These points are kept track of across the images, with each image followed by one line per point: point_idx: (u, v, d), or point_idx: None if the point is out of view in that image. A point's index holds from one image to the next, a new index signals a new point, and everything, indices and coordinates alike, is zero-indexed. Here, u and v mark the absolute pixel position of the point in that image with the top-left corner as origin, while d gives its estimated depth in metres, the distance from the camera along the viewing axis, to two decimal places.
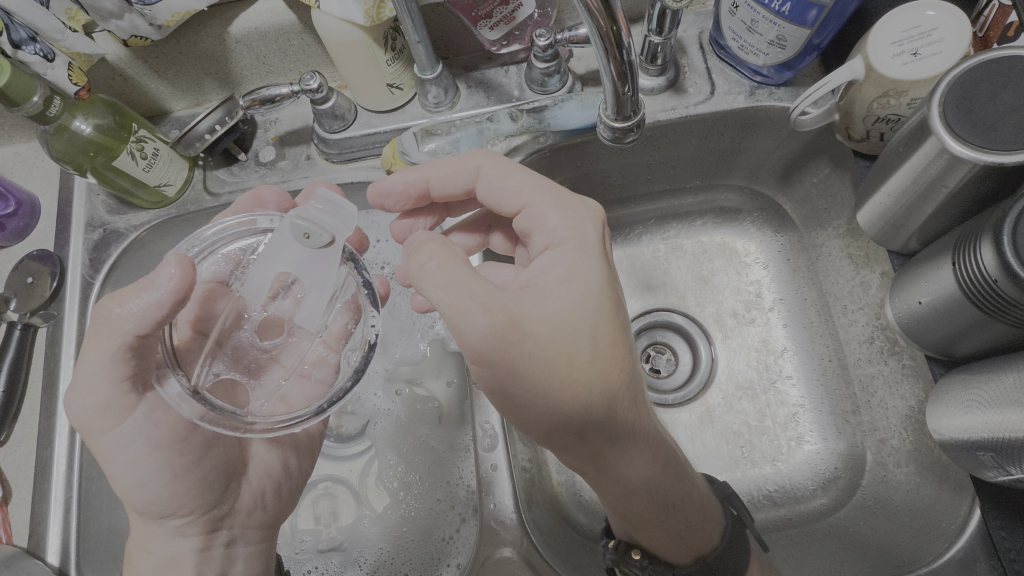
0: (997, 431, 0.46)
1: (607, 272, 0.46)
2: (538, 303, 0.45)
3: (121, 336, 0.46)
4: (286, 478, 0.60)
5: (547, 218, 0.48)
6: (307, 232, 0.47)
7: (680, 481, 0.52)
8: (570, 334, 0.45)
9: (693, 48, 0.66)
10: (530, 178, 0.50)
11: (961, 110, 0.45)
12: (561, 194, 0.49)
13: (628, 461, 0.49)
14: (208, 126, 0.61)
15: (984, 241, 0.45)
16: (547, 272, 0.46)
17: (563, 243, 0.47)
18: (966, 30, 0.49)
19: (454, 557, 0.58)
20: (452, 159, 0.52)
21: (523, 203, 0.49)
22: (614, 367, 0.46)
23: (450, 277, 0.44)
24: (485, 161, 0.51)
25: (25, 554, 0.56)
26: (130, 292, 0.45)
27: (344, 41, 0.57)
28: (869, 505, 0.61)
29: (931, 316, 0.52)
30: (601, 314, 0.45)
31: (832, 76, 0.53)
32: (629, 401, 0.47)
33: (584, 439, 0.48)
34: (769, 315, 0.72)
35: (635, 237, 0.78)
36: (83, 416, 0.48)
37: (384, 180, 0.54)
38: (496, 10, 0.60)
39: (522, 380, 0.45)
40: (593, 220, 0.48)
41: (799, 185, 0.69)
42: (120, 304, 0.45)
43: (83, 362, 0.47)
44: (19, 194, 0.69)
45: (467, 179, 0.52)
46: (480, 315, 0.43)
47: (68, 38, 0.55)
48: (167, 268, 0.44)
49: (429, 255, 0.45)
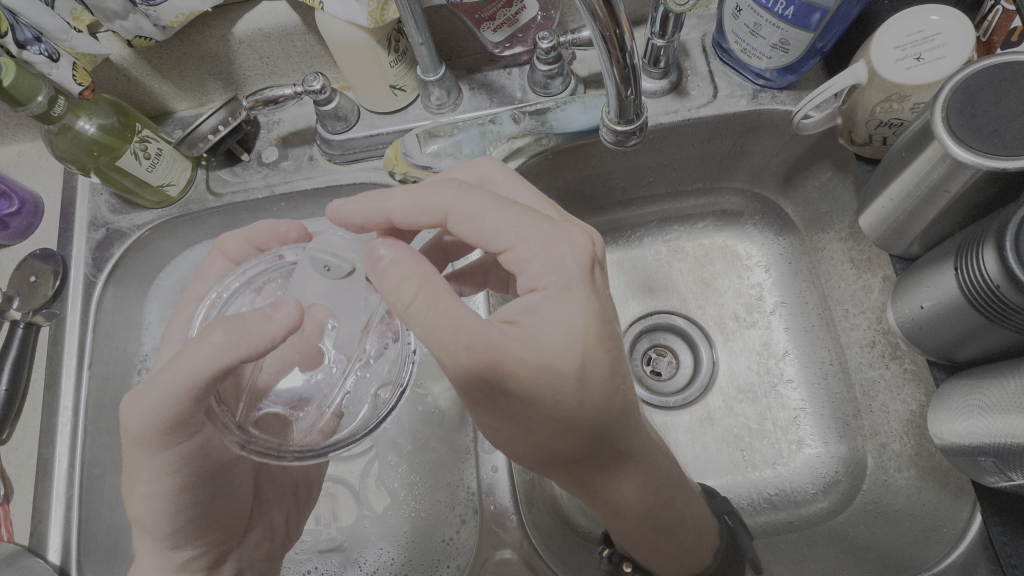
0: (998, 436, 0.46)
1: (595, 313, 0.44)
2: (522, 346, 0.43)
3: (225, 365, 0.42)
4: (278, 510, 0.59)
5: (531, 261, 0.45)
6: (328, 264, 0.48)
7: (674, 502, 0.52)
8: (557, 381, 0.43)
9: (695, 51, 0.66)
10: (509, 215, 0.46)
11: (963, 115, 0.45)
12: (544, 231, 0.45)
13: (618, 486, 0.49)
14: (211, 126, 0.61)
15: (987, 246, 0.45)
16: (530, 314, 0.44)
17: (548, 286, 0.44)
18: (970, 35, 0.49)
19: (454, 558, 0.58)
20: (415, 199, 0.48)
21: (503, 243, 0.46)
22: (600, 405, 0.45)
23: (436, 319, 0.42)
24: (454, 201, 0.47)
25: (26, 552, 0.56)
26: (247, 323, 0.43)
27: (348, 42, 0.57)
28: (869, 509, 0.61)
29: (932, 322, 0.52)
30: (588, 357, 0.43)
31: (834, 80, 0.53)
32: (619, 433, 0.47)
33: (572, 465, 0.48)
34: (770, 318, 0.72)
35: (637, 239, 0.78)
36: (139, 431, 0.44)
37: (342, 203, 0.50)
38: (499, 12, 0.60)
39: (508, 414, 0.45)
40: (579, 256, 0.45)
41: (800, 189, 0.69)
42: (234, 332, 0.42)
43: (162, 377, 0.43)
44: (22, 194, 0.69)
45: (437, 221, 0.48)
46: (465, 361, 0.42)
47: (72, 39, 0.56)
48: (287, 305, 0.44)
49: (415, 295, 0.42)
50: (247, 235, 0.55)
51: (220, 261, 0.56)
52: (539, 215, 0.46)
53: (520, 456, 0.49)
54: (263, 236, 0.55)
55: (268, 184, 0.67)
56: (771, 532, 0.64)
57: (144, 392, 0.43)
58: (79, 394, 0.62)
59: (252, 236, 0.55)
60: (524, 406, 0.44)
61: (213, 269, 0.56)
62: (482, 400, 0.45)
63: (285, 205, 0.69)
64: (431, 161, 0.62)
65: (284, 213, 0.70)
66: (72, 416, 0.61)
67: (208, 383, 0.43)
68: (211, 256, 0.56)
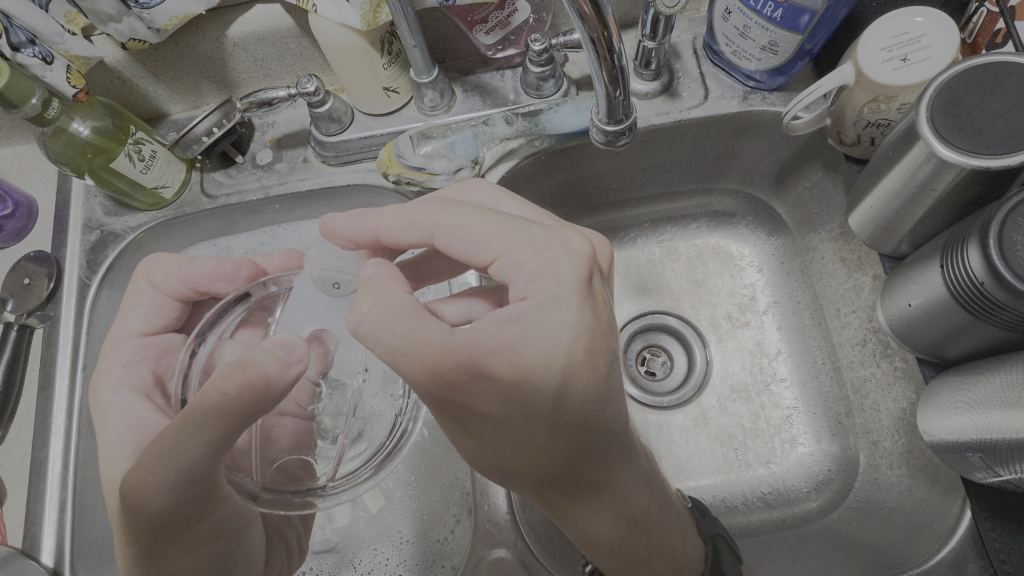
0: (985, 432, 0.47)
1: (583, 327, 0.43)
2: (502, 360, 0.42)
3: (243, 422, 0.42)
4: (286, 525, 0.57)
5: (520, 267, 0.44)
6: (336, 281, 0.50)
7: (651, 534, 0.51)
8: (531, 397, 0.43)
9: (686, 53, 0.67)
10: (497, 224, 0.45)
11: (947, 115, 0.46)
12: (534, 237, 0.44)
13: (590, 516, 0.49)
14: (206, 128, 0.61)
15: (971, 245, 0.45)
16: (513, 325, 0.43)
17: (536, 295, 0.43)
18: (954, 36, 0.50)
19: (448, 559, 0.59)
20: (401, 216, 0.48)
21: (492, 253, 0.45)
22: (573, 433, 0.45)
23: (397, 338, 0.41)
24: (439, 216, 0.46)
25: (18, 555, 0.56)
26: (268, 373, 0.42)
27: (342, 45, 0.57)
28: (861, 507, 0.61)
29: (920, 319, 0.53)
30: (568, 378, 0.43)
31: (822, 81, 0.54)
32: (593, 460, 0.47)
33: (540, 487, 0.48)
34: (764, 318, 0.73)
35: (630, 240, 0.79)
36: (154, 507, 0.42)
37: (334, 216, 0.49)
38: (492, 15, 0.61)
39: (477, 436, 0.46)
40: (571, 264, 0.43)
41: (792, 189, 0.70)
42: (255, 384, 0.41)
43: (182, 450, 0.41)
44: (17, 196, 0.70)
45: (423, 238, 0.48)
46: (432, 383, 0.42)
47: (66, 41, 0.56)
48: (297, 348, 0.44)
49: (367, 312, 0.42)
50: (184, 273, 0.56)
51: (150, 290, 0.57)
52: (528, 222, 0.45)
53: (489, 474, 0.50)
54: (206, 275, 0.56)
55: (262, 186, 0.67)
56: (764, 531, 0.65)
57: (157, 469, 0.42)
58: (72, 396, 0.62)
59: (188, 276, 0.56)
60: (492, 428, 0.45)
61: (141, 298, 0.57)
62: (451, 420, 0.46)
63: (280, 206, 0.69)
64: (424, 162, 0.62)
65: (279, 215, 0.70)
66: (65, 418, 0.61)
67: (226, 444, 0.42)
68: (135, 278, 0.57)
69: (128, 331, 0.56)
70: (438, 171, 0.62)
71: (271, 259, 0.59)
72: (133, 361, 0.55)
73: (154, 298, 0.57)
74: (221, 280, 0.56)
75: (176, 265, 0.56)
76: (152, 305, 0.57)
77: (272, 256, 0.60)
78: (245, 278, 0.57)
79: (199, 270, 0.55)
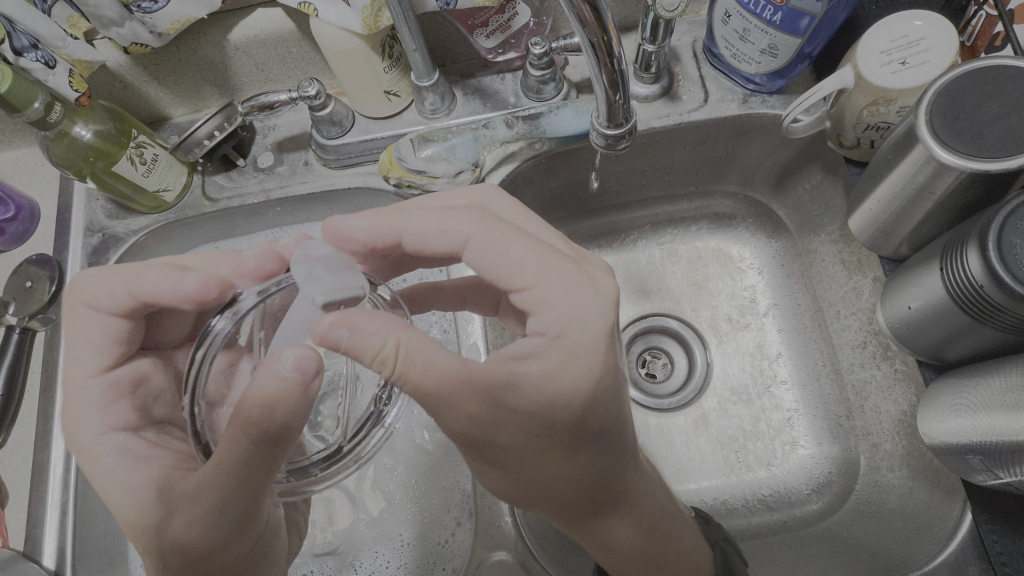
0: (985, 434, 0.47)
1: (601, 367, 0.43)
2: (520, 395, 0.42)
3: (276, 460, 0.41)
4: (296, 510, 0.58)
5: (551, 305, 0.43)
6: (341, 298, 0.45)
7: (667, 540, 0.52)
8: (547, 427, 0.43)
9: (686, 56, 0.67)
10: (533, 253, 0.44)
11: (947, 118, 0.46)
12: (568, 275, 0.43)
13: (612, 527, 0.49)
14: (208, 131, 0.62)
15: (970, 248, 0.45)
16: (533, 360, 0.43)
17: (562, 335, 0.42)
18: (953, 40, 0.51)
19: (449, 561, 0.59)
20: (436, 221, 0.46)
21: (523, 282, 0.44)
22: (594, 452, 0.46)
23: (420, 375, 0.40)
24: (476, 229, 0.45)
25: (20, 557, 0.56)
26: (278, 400, 0.40)
27: (343, 48, 0.58)
28: (862, 509, 0.61)
29: (919, 321, 0.53)
30: (586, 410, 0.44)
31: (822, 84, 0.54)
32: (614, 476, 0.48)
33: (562, 512, 0.49)
34: (764, 320, 0.73)
35: (631, 242, 0.79)
36: (195, 540, 0.43)
37: (347, 222, 0.48)
38: (492, 19, 0.61)
39: (498, 463, 0.45)
40: (602, 310, 0.43)
41: (792, 192, 0.70)
42: (284, 424, 0.40)
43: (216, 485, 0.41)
44: (19, 199, 0.70)
45: (455, 247, 0.46)
46: (456, 418, 0.42)
47: (68, 45, 0.56)
48: (300, 358, 0.40)
49: (389, 352, 0.40)
50: (138, 289, 0.49)
51: (101, 315, 0.50)
52: (565, 256, 0.44)
53: (509, 498, 0.49)
54: (165, 289, 0.49)
55: (263, 189, 0.67)
56: (764, 533, 0.65)
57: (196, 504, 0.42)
58: None
59: (142, 291, 0.49)
60: (512, 455, 0.44)
61: (91, 326, 0.50)
62: (469, 448, 0.45)
63: (281, 209, 0.69)
64: (425, 165, 0.63)
65: (280, 218, 0.70)
66: None
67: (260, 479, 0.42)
68: (76, 302, 0.50)
69: (89, 369, 0.49)
70: (439, 174, 0.63)
71: (243, 262, 0.51)
72: (109, 403, 0.49)
73: (106, 322, 0.50)
74: (185, 302, 0.50)
75: (126, 279, 0.49)
76: (107, 329, 0.50)
77: (244, 258, 0.51)
78: (212, 293, 0.51)
79: (157, 283, 0.49)
